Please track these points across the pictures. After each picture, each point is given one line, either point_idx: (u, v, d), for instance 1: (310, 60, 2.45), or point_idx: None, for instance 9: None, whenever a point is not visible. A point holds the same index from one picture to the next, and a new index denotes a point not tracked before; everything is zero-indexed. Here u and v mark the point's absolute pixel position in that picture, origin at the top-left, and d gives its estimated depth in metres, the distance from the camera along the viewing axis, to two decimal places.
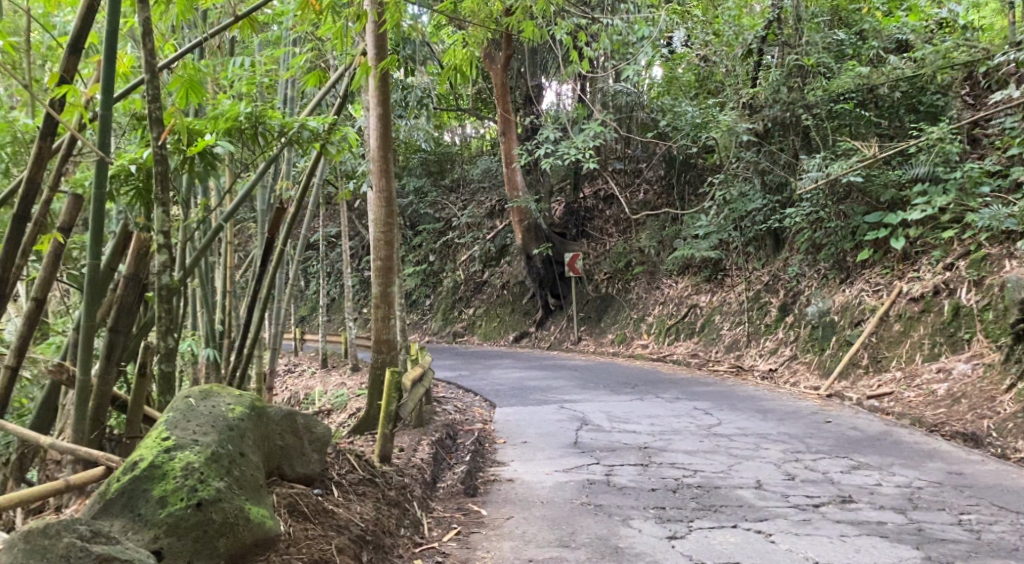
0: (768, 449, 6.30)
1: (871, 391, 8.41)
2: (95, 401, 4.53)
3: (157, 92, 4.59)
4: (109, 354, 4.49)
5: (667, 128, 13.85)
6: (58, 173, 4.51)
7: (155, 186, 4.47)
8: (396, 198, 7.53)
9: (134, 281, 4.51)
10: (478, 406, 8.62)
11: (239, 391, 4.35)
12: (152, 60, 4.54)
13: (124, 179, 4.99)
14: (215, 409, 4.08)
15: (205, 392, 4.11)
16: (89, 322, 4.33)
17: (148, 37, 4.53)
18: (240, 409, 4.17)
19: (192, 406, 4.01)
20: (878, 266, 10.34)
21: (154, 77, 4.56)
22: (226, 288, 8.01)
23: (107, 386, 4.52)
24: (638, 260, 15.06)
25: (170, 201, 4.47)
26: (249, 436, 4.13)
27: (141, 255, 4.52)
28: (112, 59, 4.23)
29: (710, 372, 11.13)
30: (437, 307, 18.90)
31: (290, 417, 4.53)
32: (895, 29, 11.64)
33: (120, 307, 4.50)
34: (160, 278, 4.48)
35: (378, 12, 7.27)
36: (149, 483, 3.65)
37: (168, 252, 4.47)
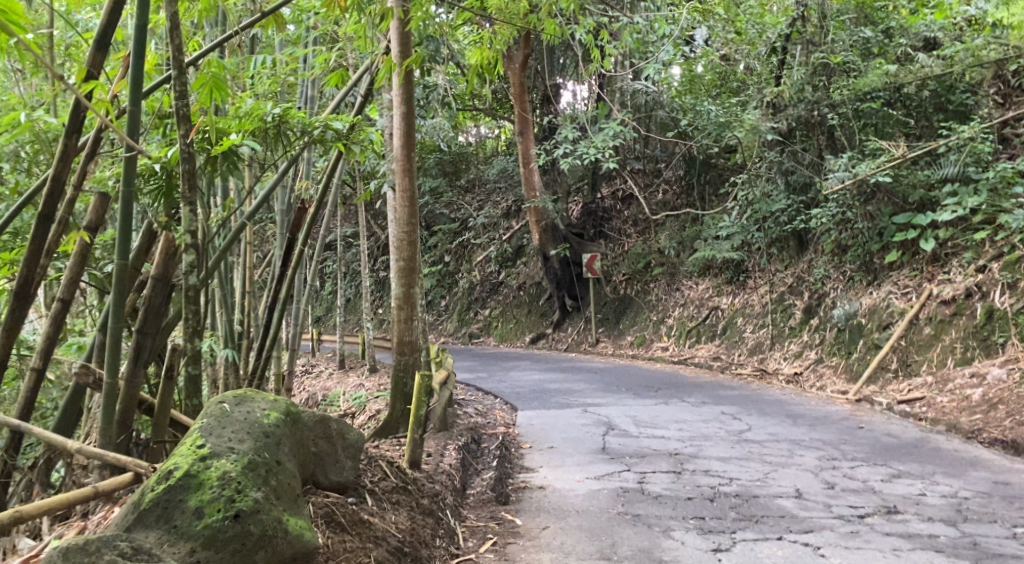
0: (804, 456, 6.15)
1: (902, 396, 8.25)
2: (123, 405, 4.43)
3: (185, 89, 4.49)
4: (137, 355, 4.40)
5: (688, 128, 13.68)
6: (82, 172, 4.38)
7: (183, 186, 4.39)
8: (419, 198, 7.43)
9: (162, 284, 4.40)
10: (500, 409, 8.50)
11: (272, 396, 4.25)
12: (180, 56, 4.45)
13: (148, 176, 4.95)
14: (250, 415, 3.99)
15: (239, 397, 4.04)
16: (117, 325, 4.18)
17: (175, 32, 4.44)
18: (276, 415, 4.07)
19: (227, 412, 3.93)
20: (906, 268, 10.16)
21: (182, 73, 4.47)
22: (246, 288, 7.90)
23: (134, 389, 4.40)
24: (658, 261, 14.91)
25: (197, 200, 4.40)
26: (285, 443, 4.01)
27: (169, 256, 4.39)
28: (139, 55, 4.12)
29: (733, 376, 10.97)
30: (452, 308, 18.80)
31: (322, 423, 4.41)
32: (922, 27, 11.37)
33: (148, 309, 4.40)
34: (187, 279, 4.40)
35: (403, 8, 7.18)
36: (185, 493, 3.55)
37: (196, 252, 4.39)
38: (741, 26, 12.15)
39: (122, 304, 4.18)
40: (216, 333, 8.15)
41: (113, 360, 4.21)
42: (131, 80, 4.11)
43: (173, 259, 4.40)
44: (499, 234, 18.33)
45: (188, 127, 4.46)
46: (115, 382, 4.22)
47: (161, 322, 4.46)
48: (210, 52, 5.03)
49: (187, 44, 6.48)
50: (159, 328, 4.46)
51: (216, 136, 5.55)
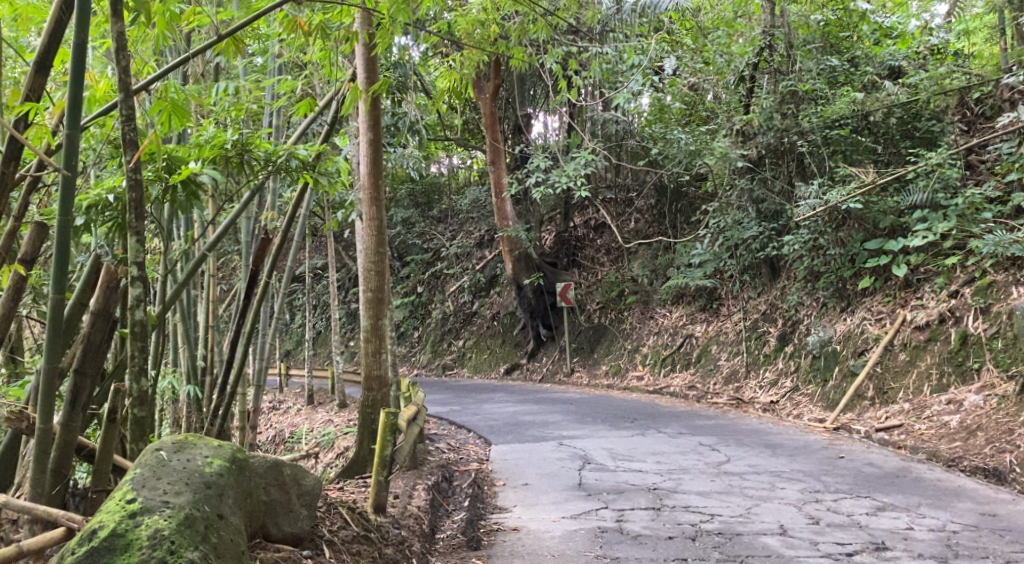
0: (786, 489, 6.00)
1: (880, 423, 8.16)
2: (58, 452, 4.28)
3: (132, 111, 4.44)
4: (76, 398, 4.29)
5: (658, 157, 13.53)
6: (23, 203, 4.39)
7: (129, 214, 4.37)
8: (387, 226, 7.26)
9: (104, 317, 4.37)
10: (472, 444, 8.30)
11: (217, 441, 4.07)
12: (126, 78, 4.42)
13: (101, 210, 4.90)
14: (190, 463, 3.83)
15: (179, 443, 3.87)
16: (51, 365, 4.13)
17: (122, 54, 4.45)
18: (219, 462, 3.91)
19: (164, 460, 3.75)
20: (879, 294, 10.11)
21: (128, 96, 4.42)
22: (209, 323, 7.67)
23: (71, 435, 4.28)
24: (631, 289, 14.81)
25: (145, 230, 4.37)
26: (230, 491, 3.86)
27: (110, 290, 4.35)
28: (77, 72, 4.08)
29: (709, 405, 10.83)
30: (424, 339, 18.46)
31: (275, 468, 4.23)
32: (887, 55, 11.53)
33: (87, 345, 4.38)
34: (133, 314, 4.35)
35: (369, 33, 7.07)
36: (110, 556, 3.41)
37: (141, 285, 4.32)
38: (709, 56, 12.15)
39: (57, 343, 4.11)
40: (177, 370, 7.91)
41: (48, 403, 4.14)
42: (70, 101, 4.06)
43: (114, 293, 4.36)
44: (471, 264, 18.15)
45: (134, 151, 4.40)
46: (49, 428, 4.16)
47: (101, 360, 4.44)
48: (162, 74, 4.87)
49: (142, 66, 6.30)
50: (98, 367, 4.44)
51: (173, 164, 5.37)
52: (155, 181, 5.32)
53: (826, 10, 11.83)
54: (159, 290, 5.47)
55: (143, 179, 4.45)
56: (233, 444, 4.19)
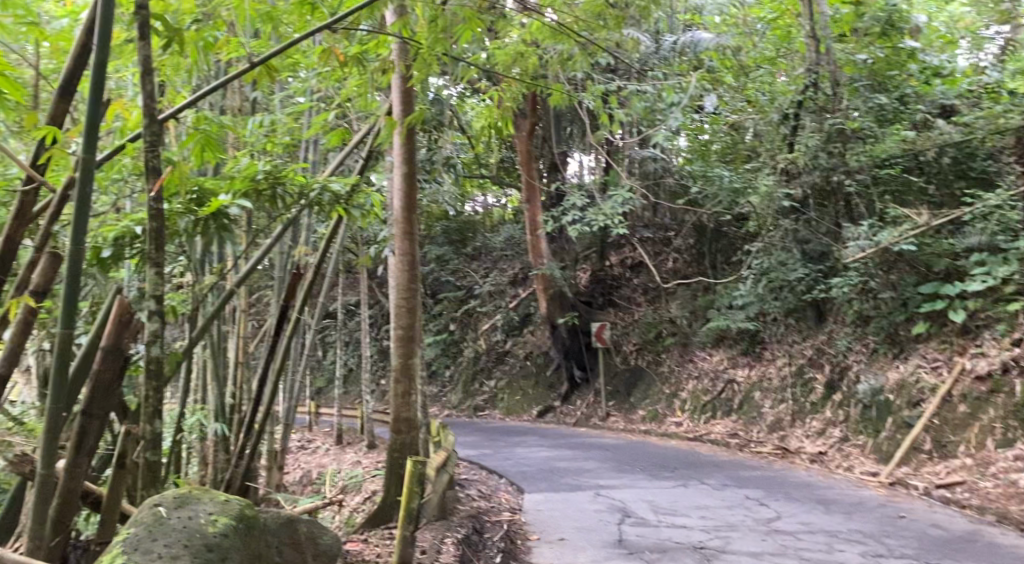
0: (845, 552, 5.59)
1: (940, 480, 7.69)
2: (61, 500, 4.15)
3: (156, 138, 4.25)
4: (81, 443, 4.13)
5: (699, 195, 13.23)
6: (45, 233, 4.28)
7: (148, 244, 4.16)
8: (419, 263, 6.99)
9: (115, 354, 4.17)
10: (505, 491, 7.93)
11: (223, 497, 4.05)
12: (151, 103, 4.24)
13: (129, 243, 4.95)
14: (190, 521, 3.78)
15: (181, 501, 3.86)
16: (54, 406, 3.89)
17: (147, 78, 4.26)
18: (223, 521, 3.86)
19: (162, 519, 3.70)
20: (934, 341, 9.64)
21: (153, 121, 4.24)
22: (239, 359, 7.43)
23: (75, 481, 4.15)
24: (669, 331, 14.38)
25: (164, 261, 4.16)
26: (234, 551, 3.79)
27: (122, 324, 4.15)
28: (95, 93, 3.91)
29: (752, 455, 10.35)
30: (456, 379, 18.03)
31: (289, 526, 4.41)
32: (938, 93, 10.99)
33: (96, 384, 4.17)
34: (149, 351, 4.15)
35: (406, 64, 6.82)
36: None
37: (158, 320, 4.12)
38: (750, 95, 11.92)
39: (63, 381, 3.88)
40: (204, 407, 7.67)
41: (50, 447, 3.91)
42: (86, 124, 3.90)
43: (126, 329, 4.16)
44: (505, 302, 17.87)
45: (155, 179, 4.19)
46: (51, 473, 3.92)
47: (110, 400, 4.23)
48: (191, 101, 4.63)
49: (171, 93, 6.14)
50: (107, 408, 4.23)
51: (205, 196, 5.20)
52: (186, 214, 5.12)
53: (874, 48, 11.24)
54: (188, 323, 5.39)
55: (164, 208, 4.24)
56: (244, 501, 4.19)
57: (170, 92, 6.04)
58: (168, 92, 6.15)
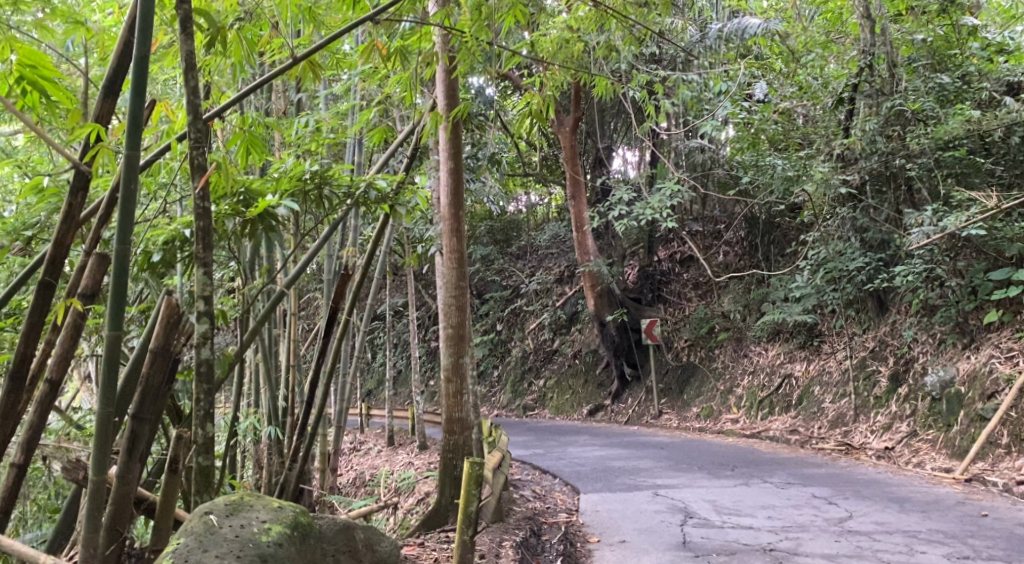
0: (927, 553, 5.30)
1: (1020, 476, 7.39)
2: (114, 506, 3.99)
3: (201, 135, 4.05)
4: (132, 447, 3.98)
5: (749, 186, 12.84)
6: (94, 237, 4.12)
7: (196, 244, 3.98)
8: (467, 260, 6.79)
9: (164, 355, 4.03)
10: (560, 491, 7.71)
11: (276, 503, 3.93)
12: (196, 99, 4.05)
13: (178, 247, 4.80)
14: (243, 530, 3.66)
15: (234, 507, 3.73)
16: (104, 412, 3.74)
17: (191, 73, 4.06)
18: (277, 530, 3.76)
19: (213, 527, 3.60)
20: (1007, 330, 9.20)
21: (197, 118, 4.04)
22: (291, 361, 7.29)
23: (128, 487, 3.99)
24: (722, 325, 14.02)
25: (213, 260, 3.98)
26: (288, 562, 3.70)
27: (171, 325, 3.99)
28: (138, 89, 3.73)
29: (815, 451, 9.98)
30: (504, 378, 17.77)
31: (345, 534, 4.29)
32: (1005, 70, 10.40)
33: (145, 388, 4.02)
34: (199, 353, 3.99)
35: (449, 55, 6.57)
36: None
37: (209, 322, 3.98)
38: (802, 81, 11.41)
39: (112, 387, 3.72)
40: (259, 411, 7.56)
41: (102, 454, 3.76)
42: (129, 122, 3.72)
43: (175, 329, 4.01)
44: (552, 300, 17.61)
45: (203, 179, 4.01)
46: (104, 479, 3.76)
47: (160, 405, 4.07)
48: (237, 99, 4.38)
49: (216, 93, 5.85)
50: (157, 411, 4.07)
51: (251, 197, 5.04)
52: (234, 217, 4.93)
53: (932, 27, 10.73)
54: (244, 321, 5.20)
55: (212, 207, 4.06)
56: (298, 508, 4.08)
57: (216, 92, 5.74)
58: (214, 92, 5.90)
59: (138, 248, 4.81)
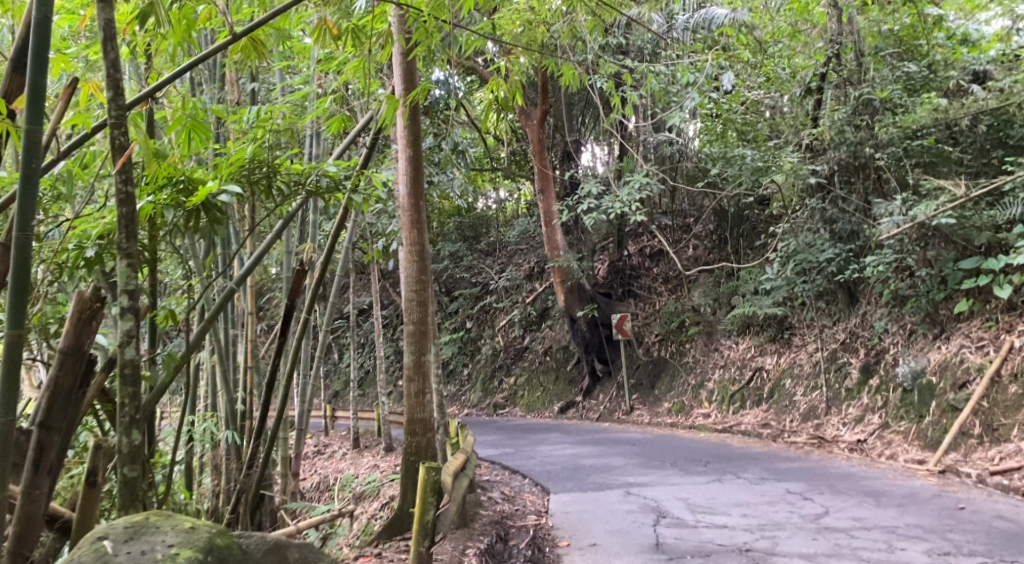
0: (907, 550, 5.17)
1: (993, 466, 7.36)
2: (21, 525, 3.82)
3: (122, 113, 3.88)
4: (39, 459, 3.83)
5: (718, 178, 12.67)
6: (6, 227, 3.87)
7: (119, 234, 3.87)
8: (430, 251, 6.56)
9: (75, 355, 3.85)
10: (529, 492, 7.52)
11: (189, 523, 3.78)
12: (115, 72, 3.85)
13: (111, 240, 4.54)
14: (142, 557, 3.55)
15: (134, 531, 3.64)
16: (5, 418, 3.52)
17: (109, 44, 3.86)
18: (184, 552, 3.61)
19: (107, 555, 3.54)
20: (977, 319, 9.16)
21: (118, 94, 3.86)
22: (248, 363, 6.96)
23: (35, 505, 3.83)
24: (692, 319, 13.88)
25: (136, 251, 3.90)
26: None
27: (83, 323, 3.84)
28: (37, 58, 3.52)
29: (787, 445, 9.87)
30: (474, 377, 17.51)
31: (276, 551, 4.06)
32: (970, 59, 10.29)
33: (54, 393, 3.85)
34: (124, 353, 3.94)
35: (405, 36, 6.29)
36: None
37: (132, 318, 3.94)
38: (770, 72, 11.35)
39: (13, 391, 3.51)
40: (215, 413, 7.27)
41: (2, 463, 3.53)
42: (30, 96, 3.51)
43: (88, 327, 3.86)
44: (522, 297, 17.41)
45: (124, 163, 3.86)
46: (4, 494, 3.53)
47: (71, 411, 3.92)
48: (176, 75, 4.14)
49: (150, 73, 5.35)
50: (69, 419, 3.93)
51: (192, 185, 4.69)
52: (174, 208, 4.65)
53: (898, 16, 10.49)
54: (186, 324, 4.98)
55: (135, 191, 3.95)
56: (220, 527, 3.91)
57: (150, 70, 5.23)
58: (146, 70, 5.40)
59: (71, 245, 4.56)
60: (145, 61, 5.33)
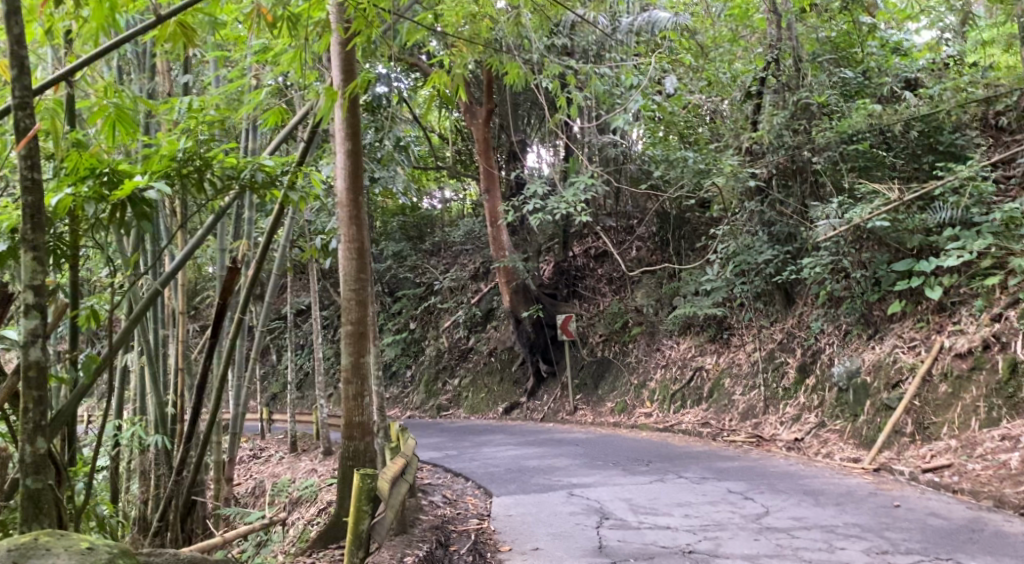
0: (846, 549, 5.27)
1: (926, 464, 7.58)
2: None
3: (25, 94, 3.99)
4: None
5: (660, 179, 12.77)
6: None
7: (24, 225, 3.95)
8: (369, 250, 6.46)
9: None
10: (471, 495, 7.47)
11: (86, 544, 3.69)
12: (19, 49, 3.95)
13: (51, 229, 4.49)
14: None
15: (21, 553, 3.56)
16: None
17: (14, 19, 3.93)
18: None
19: None
20: (909, 319, 9.40)
21: (20, 74, 3.98)
22: (179, 365, 6.75)
23: None
24: (635, 320, 13.97)
25: (42, 245, 3.96)
26: None
27: None
28: None
29: (727, 444, 10.00)
30: (418, 378, 17.40)
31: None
32: (901, 66, 10.60)
33: None
34: (28, 357, 4.01)
35: (345, 28, 6.20)
36: None
37: (37, 317, 4.00)
38: (711, 76, 11.46)
39: None
40: (146, 417, 7.05)
41: None
42: None
43: None
44: (466, 297, 17.32)
45: (27, 147, 3.95)
46: None
47: None
48: (88, 57, 4.24)
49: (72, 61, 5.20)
50: None
51: (117, 178, 4.57)
52: (96, 202, 4.53)
53: (835, 23, 10.92)
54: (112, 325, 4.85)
55: (40, 180, 4.01)
56: (121, 546, 3.83)
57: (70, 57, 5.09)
58: (67, 58, 5.26)
59: None
60: (65, 48, 5.20)
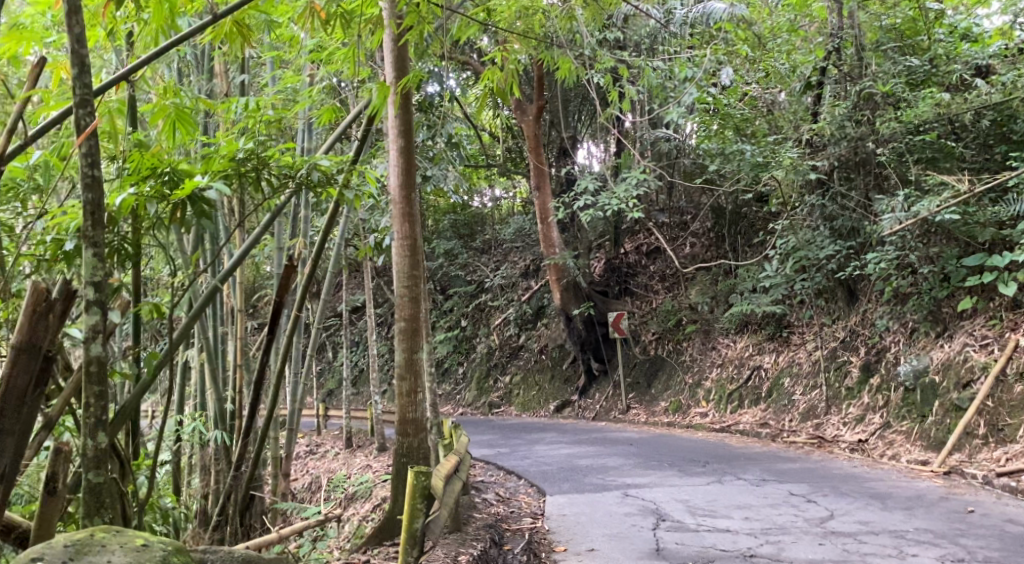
0: (919, 556, 5.01)
1: (1000, 467, 7.24)
2: None
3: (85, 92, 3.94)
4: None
5: (715, 174, 12.48)
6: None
7: (85, 222, 3.90)
8: (422, 246, 6.37)
9: (29, 352, 3.71)
10: (524, 493, 7.35)
11: (141, 541, 3.63)
12: (80, 47, 3.90)
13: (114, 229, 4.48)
14: None
15: (75, 549, 3.51)
16: None
17: (74, 17, 3.87)
18: None
19: None
20: (981, 316, 9.00)
21: (82, 71, 3.92)
22: (237, 361, 6.75)
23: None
24: (689, 318, 13.69)
25: (101, 241, 3.91)
26: None
27: (40, 316, 3.71)
28: None
29: (786, 445, 9.72)
30: (469, 376, 17.34)
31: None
32: (972, 53, 9.93)
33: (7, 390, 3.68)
34: (88, 351, 3.95)
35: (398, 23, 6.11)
36: None
37: (98, 312, 3.94)
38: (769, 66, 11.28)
39: None
40: (202, 413, 7.08)
41: None
42: None
43: (45, 321, 3.73)
44: (517, 295, 17.15)
45: (88, 144, 3.88)
46: None
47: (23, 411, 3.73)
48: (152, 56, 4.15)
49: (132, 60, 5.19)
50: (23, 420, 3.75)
51: (178, 178, 4.52)
52: (158, 202, 4.48)
53: (900, 9, 10.50)
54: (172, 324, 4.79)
55: (101, 177, 3.96)
56: (176, 542, 3.77)
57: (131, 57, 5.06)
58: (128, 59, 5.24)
59: (48, 237, 4.48)
60: (125, 49, 5.19)
